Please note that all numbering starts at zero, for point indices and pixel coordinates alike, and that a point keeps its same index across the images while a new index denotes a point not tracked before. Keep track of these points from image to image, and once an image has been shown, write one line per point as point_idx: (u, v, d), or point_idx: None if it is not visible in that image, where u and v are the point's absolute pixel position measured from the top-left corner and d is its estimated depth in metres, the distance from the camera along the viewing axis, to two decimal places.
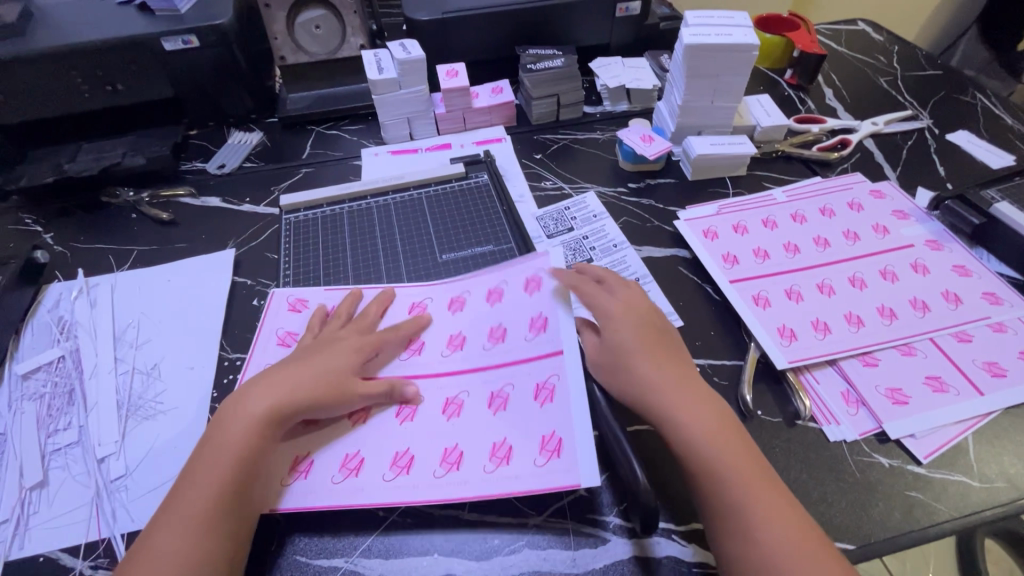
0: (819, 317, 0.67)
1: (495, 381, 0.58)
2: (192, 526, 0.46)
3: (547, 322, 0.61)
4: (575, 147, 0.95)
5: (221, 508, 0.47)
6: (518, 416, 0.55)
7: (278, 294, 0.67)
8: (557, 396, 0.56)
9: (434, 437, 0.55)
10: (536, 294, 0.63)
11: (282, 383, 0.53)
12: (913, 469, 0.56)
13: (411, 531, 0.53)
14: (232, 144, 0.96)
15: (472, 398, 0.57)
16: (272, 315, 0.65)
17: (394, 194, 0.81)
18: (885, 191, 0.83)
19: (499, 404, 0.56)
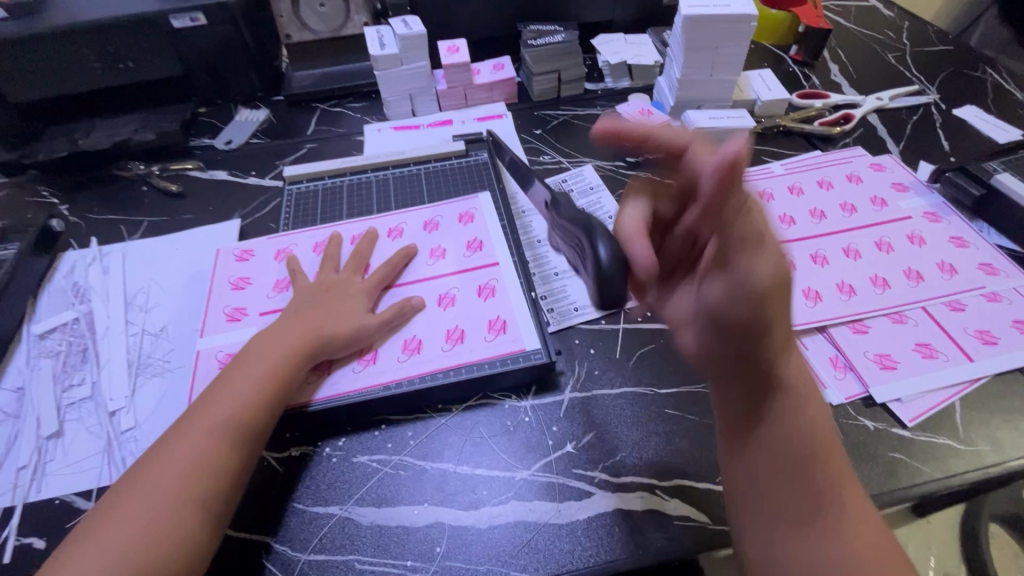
0: (811, 286, 0.67)
1: (449, 321, 0.63)
2: (169, 490, 0.47)
3: (494, 284, 0.66)
4: (575, 123, 0.95)
5: (203, 469, 0.48)
6: (473, 344, 0.61)
7: (218, 274, 0.70)
8: (508, 328, 0.62)
9: (395, 346, 0.61)
10: (477, 253, 0.70)
11: (289, 327, 0.58)
12: (898, 432, 0.56)
13: (404, 481, 0.55)
14: (239, 121, 0.98)
15: (429, 335, 0.62)
16: (215, 295, 0.68)
17: (394, 169, 0.83)
18: (885, 164, 0.82)
19: (455, 338, 0.61)
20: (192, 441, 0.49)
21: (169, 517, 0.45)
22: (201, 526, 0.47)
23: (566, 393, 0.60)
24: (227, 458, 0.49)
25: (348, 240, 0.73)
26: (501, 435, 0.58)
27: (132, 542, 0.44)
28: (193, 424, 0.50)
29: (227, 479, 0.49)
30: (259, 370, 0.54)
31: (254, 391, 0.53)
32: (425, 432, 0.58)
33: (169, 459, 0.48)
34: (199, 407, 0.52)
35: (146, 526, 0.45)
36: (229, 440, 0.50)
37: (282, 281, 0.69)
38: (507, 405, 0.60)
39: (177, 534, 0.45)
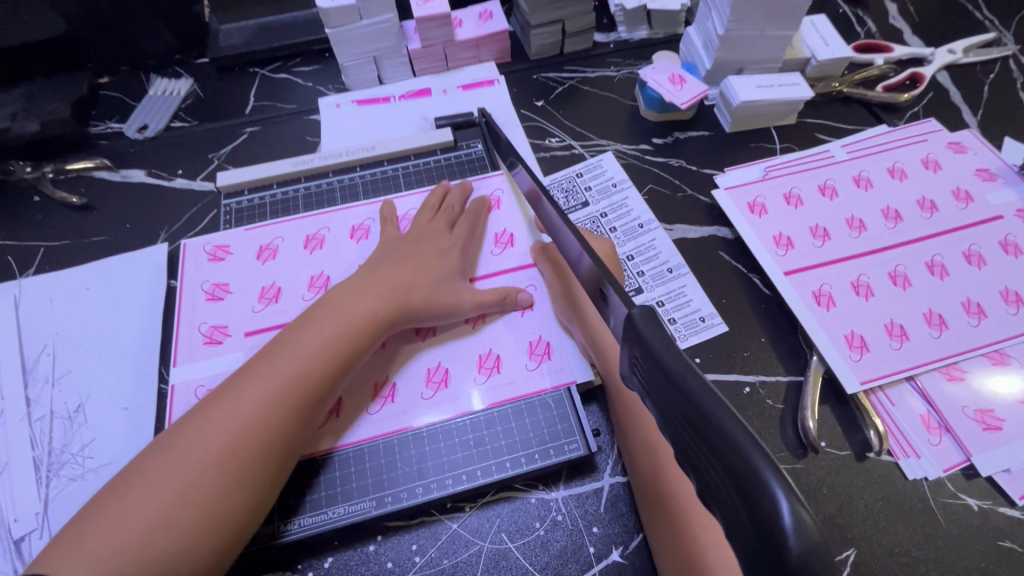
0: (894, 318, 0.55)
1: (481, 344, 0.52)
2: (198, 478, 0.39)
3: (534, 294, 0.55)
4: (585, 90, 0.77)
5: (236, 463, 0.40)
6: (513, 374, 0.51)
7: (187, 283, 0.55)
8: (554, 351, 0.52)
9: (380, 429, 0.49)
10: (508, 252, 0.58)
11: (357, 297, 0.49)
12: (1007, 513, 0.47)
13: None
14: (154, 97, 0.76)
15: (459, 361, 0.52)
16: (186, 307, 0.53)
17: (362, 170, 0.64)
18: (966, 142, 0.68)
19: (490, 367, 0.51)
20: (234, 419, 0.42)
21: (193, 511, 0.38)
22: (229, 530, 0.39)
23: (607, 478, 0.48)
24: (268, 449, 0.42)
25: (347, 233, 0.59)
26: (530, 543, 0.46)
27: (146, 533, 0.37)
28: (233, 400, 0.43)
29: (266, 475, 0.41)
30: (315, 356, 0.45)
31: (310, 373, 0.45)
32: (433, 544, 0.46)
33: (201, 439, 0.41)
34: (244, 378, 0.44)
35: (162, 517, 0.38)
36: (274, 428, 0.42)
37: (270, 286, 0.55)
38: (534, 499, 0.48)
39: (200, 537, 0.38)
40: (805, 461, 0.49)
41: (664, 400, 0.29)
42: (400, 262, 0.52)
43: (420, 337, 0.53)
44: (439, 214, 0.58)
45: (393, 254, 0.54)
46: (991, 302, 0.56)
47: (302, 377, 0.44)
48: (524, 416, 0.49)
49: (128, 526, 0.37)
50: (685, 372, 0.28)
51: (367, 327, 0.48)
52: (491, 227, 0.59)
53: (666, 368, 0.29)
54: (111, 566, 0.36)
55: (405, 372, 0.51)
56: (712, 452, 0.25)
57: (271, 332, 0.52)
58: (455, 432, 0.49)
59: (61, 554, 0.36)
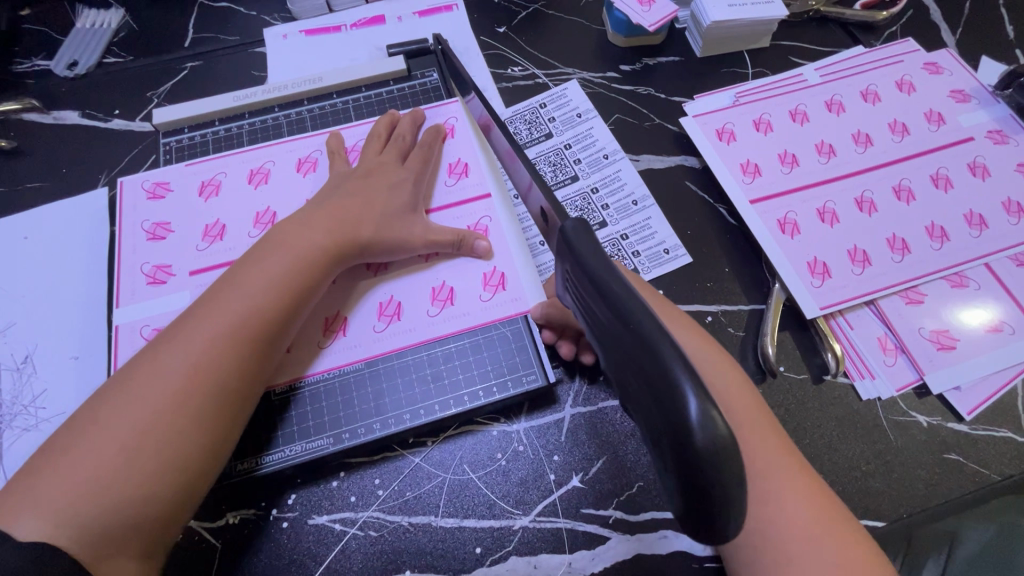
0: (857, 243, 0.54)
1: (435, 277, 0.51)
2: (153, 424, 0.38)
3: (488, 224, 0.54)
4: (550, 15, 0.72)
5: (191, 405, 0.39)
6: (468, 305, 0.50)
7: (126, 221, 0.53)
8: (508, 282, 0.51)
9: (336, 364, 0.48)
10: (462, 182, 0.56)
11: (305, 232, 0.47)
12: (955, 427, 0.48)
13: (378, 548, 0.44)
14: (83, 31, 0.70)
15: (413, 294, 0.51)
16: (127, 248, 0.52)
17: (309, 103, 0.61)
18: (942, 63, 0.65)
19: (443, 299, 0.51)
20: (184, 361, 0.40)
21: (152, 454, 0.38)
22: (193, 469, 0.39)
23: (567, 409, 0.49)
24: (224, 390, 0.41)
25: (294, 166, 0.56)
26: (491, 473, 0.47)
27: (99, 477, 0.36)
28: (181, 343, 0.41)
29: (225, 415, 0.41)
30: (264, 295, 0.43)
31: (260, 312, 0.43)
32: (396, 478, 0.46)
33: (151, 383, 0.39)
34: (189, 322, 0.42)
35: (120, 461, 0.37)
36: (228, 369, 0.41)
37: (214, 223, 0.53)
38: (495, 431, 0.48)
39: (164, 477, 0.38)
40: (763, 385, 0.50)
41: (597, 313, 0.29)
42: (351, 195, 0.50)
43: (372, 271, 0.51)
44: (389, 145, 0.55)
45: (342, 187, 0.51)
46: (954, 227, 0.55)
47: (256, 318, 0.43)
48: (482, 349, 0.49)
49: (84, 473, 0.36)
50: (613, 283, 0.27)
51: (318, 264, 0.46)
52: (445, 155, 0.57)
53: (596, 282, 0.28)
54: (72, 511, 0.35)
55: (359, 308, 0.50)
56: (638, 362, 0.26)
57: (216, 271, 0.51)
58: (412, 367, 0.49)
59: (17, 501, 0.35)
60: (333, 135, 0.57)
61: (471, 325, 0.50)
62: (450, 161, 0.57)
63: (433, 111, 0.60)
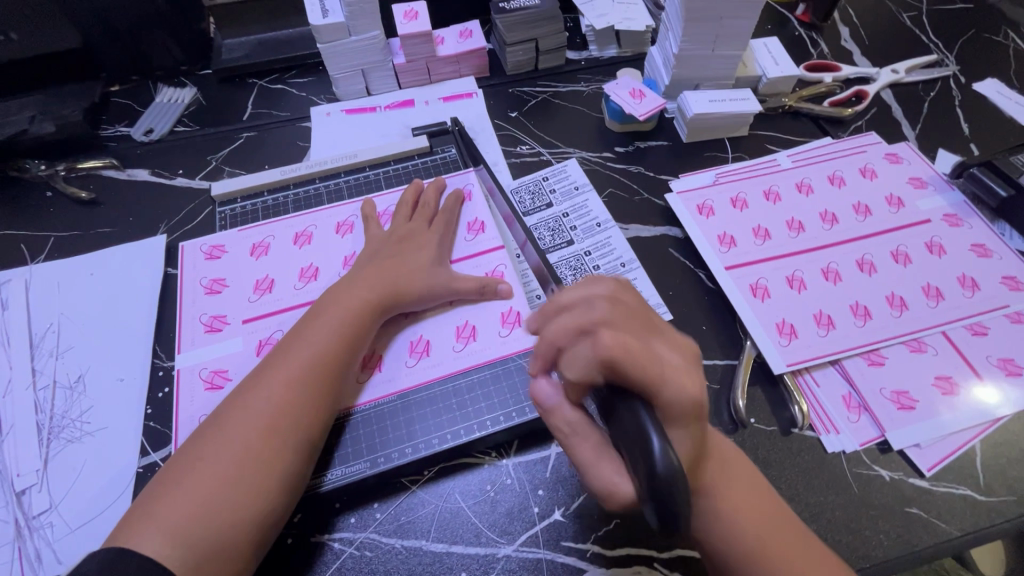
0: (822, 308, 0.60)
1: (457, 317, 0.58)
2: (246, 457, 0.45)
3: (505, 270, 0.61)
4: (556, 103, 0.83)
5: (275, 441, 0.46)
6: (487, 341, 0.57)
7: (187, 277, 0.62)
8: (523, 320, 0.58)
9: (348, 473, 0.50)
10: (480, 237, 0.64)
11: (353, 288, 0.55)
12: (915, 483, 0.51)
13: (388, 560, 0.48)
14: (160, 104, 0.83)
15: (439, 333, 0.58)
16: (187, 302, 0.60)
17: (346, 176, 0.71)
18: (902, 154, 0.74)
19: (466, 335, 0.57)
20: (266, 405, 0.47)
21: (247, 480, 0.44)
22: (278, 495, 0.45)
23: (553, 447, 0.53)
24: (299, 424, 0.47)
25: (333, 229, 0.65)
26: (481, 502, 0.51)
27: (204, 506, 0.42)
28: (264, 385, 0.48)
29: (302, 448, 0.47)
30: (327, 343, 0.51)
31: (325, 359, 0.50)
32: (393, 503, 0.51)
33: (239, 424, 0.46)
34: (268, 369, 0.50)
35: (218, 492, 0.43)
36: (302, 410, 0.48)
37: (263, 279, 0.62)
38: (487, 466, 0.53)
39: (255, 505, 0.43)
40: (735, 434, 0.54)
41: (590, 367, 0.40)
42: (387, 258, 0.58)
43: (405, 316, 0.58)
44: (416, 211, 0.64)
45: (381, 253, 0.59)
46: (913, 300, 0.61)
47: (323, 361, 0.50)
48: (501, 379, 0.55)
49: (190, 502, 0.42)
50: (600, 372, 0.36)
51: (365, 313, 0.54)
52: (465, 215, 0.66)
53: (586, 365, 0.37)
54: (180, 534, 0.41)
55: (394, 346, 0.57)
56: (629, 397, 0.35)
57: (266, 318, 0.59)
58: (415, 406, 0.54)
59: (135, 523, 0.42)
60: (366, 203, 0.66)
61: (473, 365, 0.56)
62: (472, 220, 0.66)
63: (458, 179, 0.70)
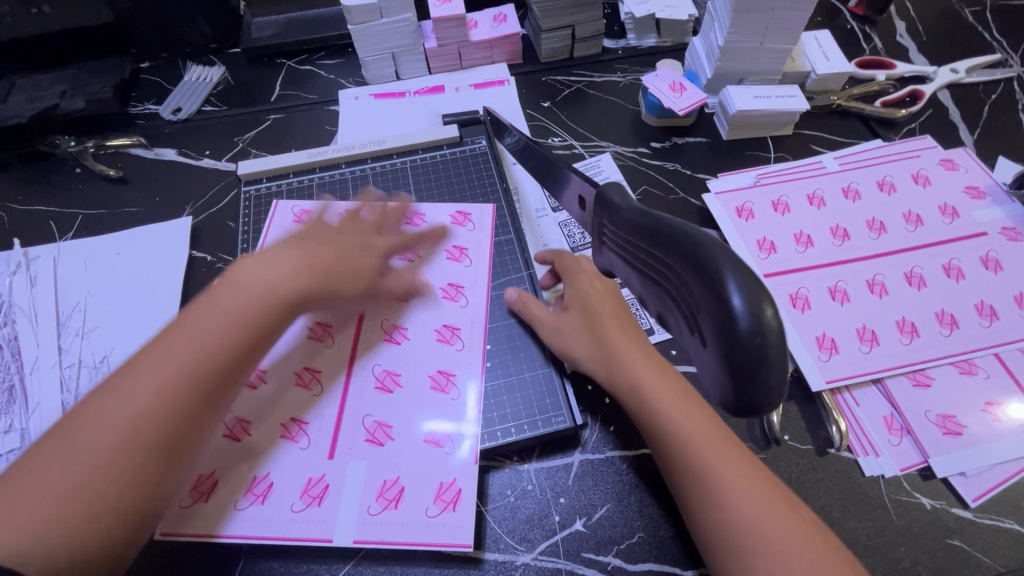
0: (866, 323, 0.57)
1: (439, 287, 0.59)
2: (113, 453, 0.41)
3: (464, 286, 0.59)
4: (590, 93, 0.80)
5: (130, 458, 0.41)
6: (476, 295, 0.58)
7: None
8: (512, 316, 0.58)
9: (370, 489, 0.48)
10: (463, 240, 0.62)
11: (273, 269, 0.49)
12: (958, 513, 0.49)
13: (366, 538, 0.46)
14: (189, 83, 0.82)
15: (426, 323, 0.57)
16: None
17: (372, 162, 0.69)
18: (958, 160, 0.69)
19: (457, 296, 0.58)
20: (143, 399, 0.42)
21: (107, 482, 0.40)
22: (140, 502, 0.41)
23: (577, 454, 0.52)
24: (169, 429, 0.42)
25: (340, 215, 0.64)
26: (501, 507, 0.50)
27: (68, 500, 0.39)
28: (151, 375, 0.43)
29: (176, 449, 0.43)
30: (216, 331, 0.46)
31: (199, 367, 0.44)
32: None
33: (113, 414, 0.42)
34: (162, 353, 0.45)
35: (56, 507, 0.39)
36: (159, 421, 0.42)
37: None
38: (508, 470, 0.52)
39: (97, 527, 0.39)
40: (768, 451, 0.52)
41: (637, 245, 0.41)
42: (319, 245, 0.53)
43: (385, 337, 0.55)
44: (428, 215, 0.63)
45: (322, 236, 0.55)
46: (963, 320, 0.57)
47: (191, 355, 0.44)
48: (516, 390, 0.54)
49: (35, 506, 0.38)
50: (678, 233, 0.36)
51: (265, 306, 0.48)
52: (449, 208, 0.64)
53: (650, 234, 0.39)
54: (39, 529, 0.38)
55: (386, 351, 0.55)
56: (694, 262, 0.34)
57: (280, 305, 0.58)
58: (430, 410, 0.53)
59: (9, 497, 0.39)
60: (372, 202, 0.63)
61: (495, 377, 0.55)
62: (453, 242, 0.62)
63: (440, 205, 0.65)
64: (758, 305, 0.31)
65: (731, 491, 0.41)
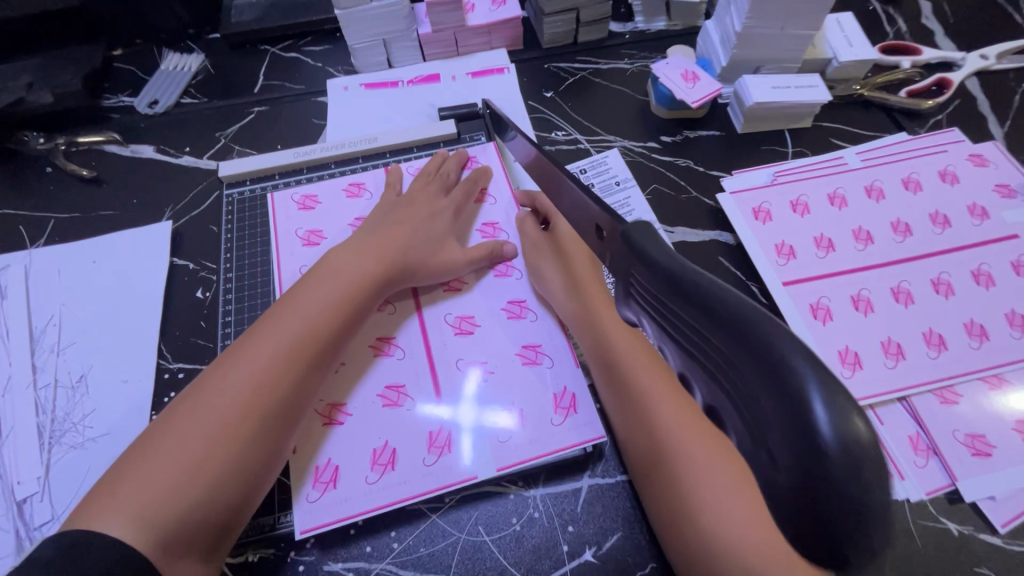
0: (891, 335, 0.54)
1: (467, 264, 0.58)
2: (222, 431, 0.41)
3: (499, 222, 0.60)
4: (596, 82, 0.75)
5: (259, 414, 0.42)
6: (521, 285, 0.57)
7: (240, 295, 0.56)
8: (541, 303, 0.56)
9: (362, 458, 0.48)
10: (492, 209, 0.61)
11: (354, 259, 0.51)
12: (986, 539, 0.46)
13: (367, 507, 0.46)
14: (166, 72, 0.76)
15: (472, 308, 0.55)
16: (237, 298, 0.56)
17: (364, 162, 0.64)
18: (987, 155, 0.65)
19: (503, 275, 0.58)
20: (247, 379, 0.43)
21: (224, 458, 0.40)
22: (256, 475, 0.42)
23: (586, 478, 0.49)
24: (283, 401, 0.44)
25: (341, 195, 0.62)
26: (507, 536, 0.47)
27: (177, 485, 0.38)
28: (247, 357, 0.44)
29: (288, 422, 0.44)
30: (315, 316, 0.47)
31: (314, 331, 0.46)
32: (411, 533, 0.47)
33: (218, 395, 0.42)
34: (250, 340, 0.46)
35: (178, 471, 0.39)
36: (285, 380, 0.44)
37: (315, 231, 0.59)
38: (513, 495, 0.48)
39: (225, 486, 0.40)
40: None
41: (676, 316, 0.26)
42: (398, 221, 0.55)
43: (445, 288, 0.56)
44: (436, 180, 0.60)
45: (392, 215, 0.56)
46: (993, 332, 0.54)
47: (284, 337, 0.45)
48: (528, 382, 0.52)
49: (145, 489, 0.38)
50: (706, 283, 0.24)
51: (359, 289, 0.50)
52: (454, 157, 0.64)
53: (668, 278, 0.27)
54: (154, 515, 0.37)
55: (404, 328, 0.54)
56: (734, 339, 0.23)
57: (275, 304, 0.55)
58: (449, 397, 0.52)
59: (102, 499, 0.38)
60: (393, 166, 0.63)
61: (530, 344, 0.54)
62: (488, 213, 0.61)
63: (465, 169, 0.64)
64: (849, 427, 0.19)
65: (697, 483, 0.40)
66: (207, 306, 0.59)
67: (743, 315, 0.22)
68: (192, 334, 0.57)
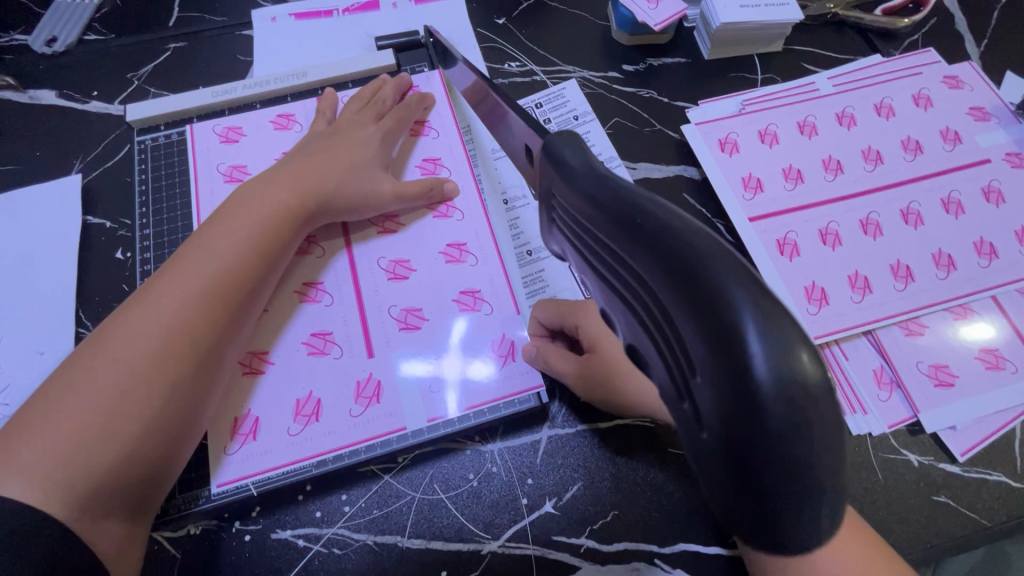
0: (859, 268, 0.52)
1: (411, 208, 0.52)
2: (130, 384, 0.36)
3: (441, 157, 0.54)
4: (552, 6, 0.68)
5: (173, 365, 0.38)
6: (465, 222, 0.51)
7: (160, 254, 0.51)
8: (476, 243, 0.50)
9: (286, 410, 0.44)
10: (431, 143, 0.55)
11: (270, 193, 0.46)
12: (946, 468, 0.46)
13: (295, 458, 0.43)
14: (64, 5, 0.67)
15: (409, 248, 0.50)
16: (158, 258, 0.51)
17: (293, 100, 0.58)
18: (963, 76, 0.62)
19: (444, 212, 0.52)
20: (156, 327, 0.38)
21: (135, 415, 0.36)
22: (176, 430, 0.38)
23: (544, 430, 0.47)
24: (201, 350, 0.39)
25: (267, 128, 0.56)
26: (463, 494, 0.45)
27: (79, 446, 0.34)
28: (154, 303, 0.39)
29: (208, 372, 0.40)
30: (231, 256, 0.42)
31: (230, 275, 0.41)
32: (364, 495, 0.44)
33: (122, 346, 0.37)
34: (158, 283, 0.40)
35: (88, 439, 0.35)
36: (206, 332, 0.40)
37: (239, 166, 0.54)
38: (469, 451, 0.46)
39: (142, 441, 0.36)
40: None
41: (606, 249, 0.23)
42: (317, 155, 0.49)
43: (378, 228, 0.51)
44: (369, 107, 0.55)
45: (314, 148, 0.50)
46: (960, 262, 0.53)
47: (194, 279, 0.40)
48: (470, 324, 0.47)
49: (45, 452, 0.34)
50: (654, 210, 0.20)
51: (280, 226, 0.45)
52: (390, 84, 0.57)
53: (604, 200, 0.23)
54: (58, 477, 0.34)
55: (332, 268, 0.49)
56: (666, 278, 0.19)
57: None
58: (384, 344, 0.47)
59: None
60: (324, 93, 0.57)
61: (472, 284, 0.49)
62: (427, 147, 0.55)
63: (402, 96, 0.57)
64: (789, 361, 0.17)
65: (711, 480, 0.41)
66: (128, 268, 0.53)
67: (709, 265, 0.18)
68: (113, 299, 0.52)
